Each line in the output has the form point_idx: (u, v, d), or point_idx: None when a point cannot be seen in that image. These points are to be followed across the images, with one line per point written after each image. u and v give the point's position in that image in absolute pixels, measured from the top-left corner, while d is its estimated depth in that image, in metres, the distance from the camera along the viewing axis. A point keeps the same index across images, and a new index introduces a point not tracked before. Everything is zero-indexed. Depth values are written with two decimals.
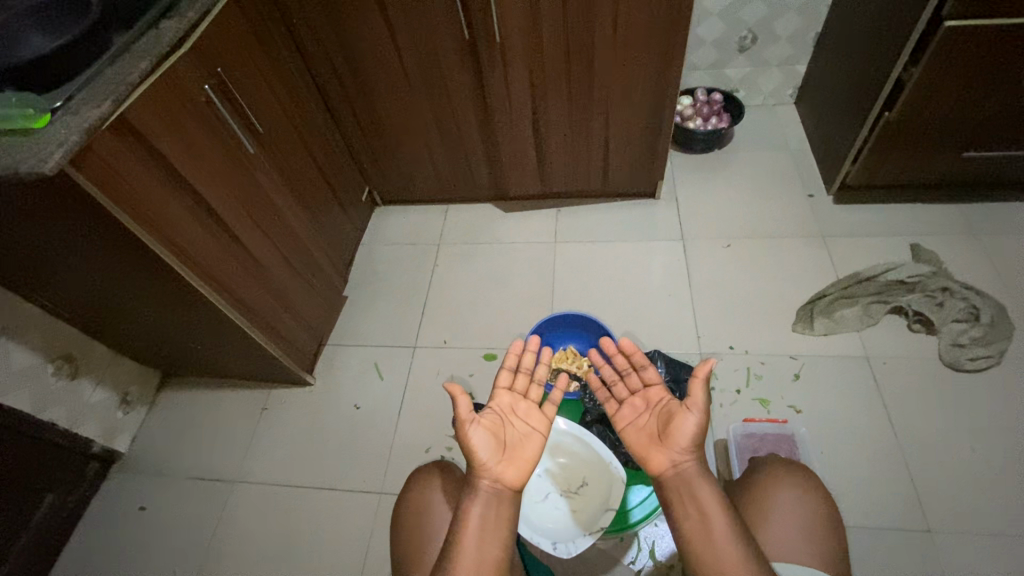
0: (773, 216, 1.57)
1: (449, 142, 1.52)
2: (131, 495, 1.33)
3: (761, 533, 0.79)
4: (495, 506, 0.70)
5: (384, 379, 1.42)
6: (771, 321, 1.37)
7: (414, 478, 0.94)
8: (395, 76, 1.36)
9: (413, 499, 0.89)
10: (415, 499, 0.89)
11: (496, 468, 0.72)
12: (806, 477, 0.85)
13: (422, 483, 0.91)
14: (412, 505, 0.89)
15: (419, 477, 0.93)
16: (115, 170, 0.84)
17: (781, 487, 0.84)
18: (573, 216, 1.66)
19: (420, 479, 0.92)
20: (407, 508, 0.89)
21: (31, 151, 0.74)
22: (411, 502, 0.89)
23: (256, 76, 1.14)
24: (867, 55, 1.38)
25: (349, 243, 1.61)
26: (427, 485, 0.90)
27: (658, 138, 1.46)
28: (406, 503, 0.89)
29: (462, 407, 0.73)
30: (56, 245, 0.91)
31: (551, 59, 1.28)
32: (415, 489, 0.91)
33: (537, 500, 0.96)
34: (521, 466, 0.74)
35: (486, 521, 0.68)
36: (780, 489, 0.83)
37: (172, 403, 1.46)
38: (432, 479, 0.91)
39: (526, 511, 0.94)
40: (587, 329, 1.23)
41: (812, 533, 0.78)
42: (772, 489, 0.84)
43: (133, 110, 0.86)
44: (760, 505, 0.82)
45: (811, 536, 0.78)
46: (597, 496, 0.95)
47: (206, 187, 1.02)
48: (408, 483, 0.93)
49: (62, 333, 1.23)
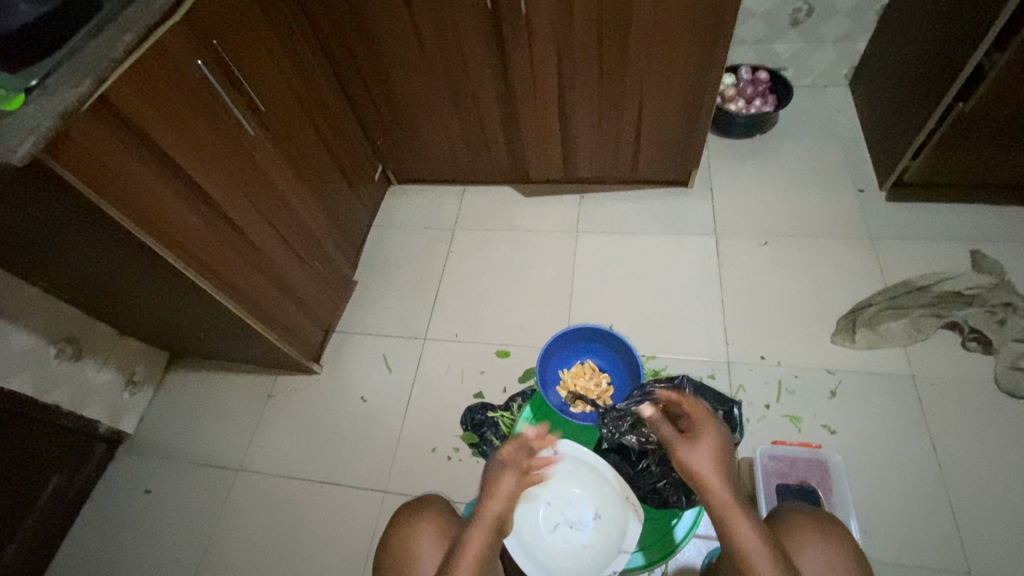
0: (817, 212, 1.44)
1: (468, 121, 1.42)
2: (137, 477, 1.32)
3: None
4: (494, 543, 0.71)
5: (392, 372, 1.37)
6: (807, 330, 1.26)
7: (404, 514, 0.82)
8: (411, 50, 1.25)
9: (399, 543, 0.78)
10: (402, 544, 0.78)
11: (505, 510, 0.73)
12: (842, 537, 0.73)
13: (412, 526, 0.79)
14: (398, 553, 0.77)
15: (409, 513, 0.82)
16: (98, 156, 0.77)
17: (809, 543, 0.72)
18: (597, 204, 1.55)
19: (410, 518, 0.81)
20: (392, 554, 0.78)
21: (2, 136, 0.67)
22: (397, 546, 0.78)
23: (259, 48, 1.05)
24: (941, 35, 1.22)
25: (359, 225, 1.54)
26: (417, 531, 0.78)
27: (696, 124, 1.33)
28: (392, 546, 0.78)
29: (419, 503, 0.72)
30: (43, 232, 0.86)
31: (582, 35, 1.15)
32: (403, 533, 0.79)
33: (543, 531, 0.90)
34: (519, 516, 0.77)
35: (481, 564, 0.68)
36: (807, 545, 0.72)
37: (179, 384, 1.44)
38: (425, 522, 0.79)
39: (533, 544, 0.87)
40: (608, 345, 1.15)
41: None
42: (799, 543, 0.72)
43: (117, 89, 0.78)
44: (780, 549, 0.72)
45: None
46: (611, 534, 0.88)
47: (201, 173, 0.95)
48: (397, 521, 0.81)
49: (65, 315, 1.20)
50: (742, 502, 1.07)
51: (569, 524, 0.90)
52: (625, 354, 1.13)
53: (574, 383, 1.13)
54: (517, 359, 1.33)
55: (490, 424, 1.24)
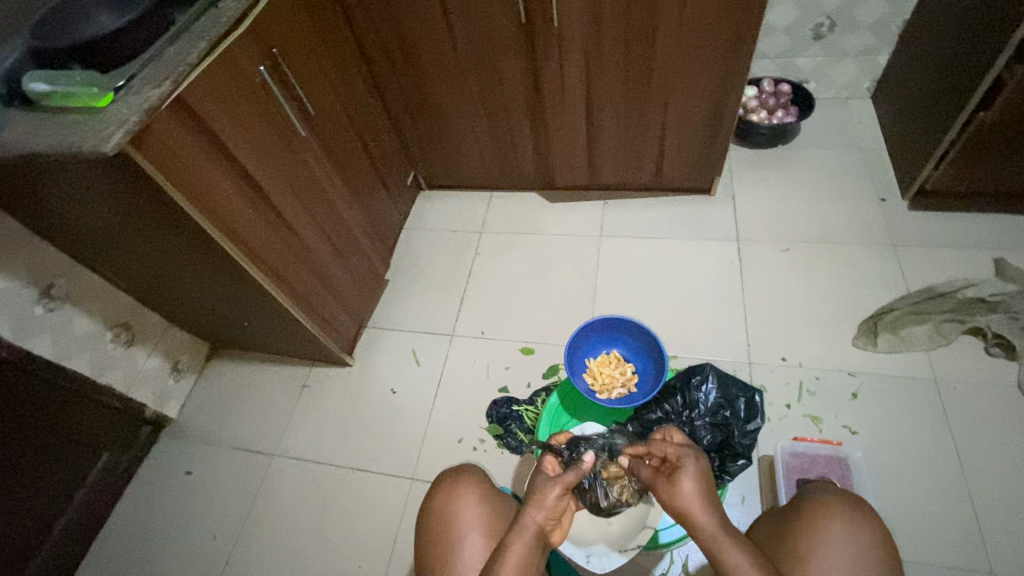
0: (838, 219, 1.47)
1: (498, 128, 1.48)
2: (178, 460, 1.39)
3: (795, 562, 0.72)
4: (536, 556, 0.67)
5: (421, 365, 1.43)
6: (829, 334, 1.28)
7: (444, 478, 0.87)
8: (447, 60, 1.32)
9: (441, 504, 0.83)
10: (444, 505, 0.83)
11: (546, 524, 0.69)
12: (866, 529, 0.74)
13: (454, 488, 0.84)
14: (440, 513, 0.82)
15: (447, 480, 0.86)
16: (173, 150, 0.85)
17: (828, 537, 0.73)
18: (621, 210, 1.60)
19: (451, 482, 0.86)
20: (435, 513, 0.83)
21: (97, 129, 0.77)
22: (440, 507, 0.83)
23: (310, 57, 1.14)
24: (959, 49, 1.26)
25: (392, 226, 1.61)
26: (459, 493, 0.83)
27: (718, 133, 1.38)
28: (434, 506, 0.84)
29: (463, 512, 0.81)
30: (117, 219, 0.95)
31: (610, 46, 1.22)
32: (443, 497, 0.84)
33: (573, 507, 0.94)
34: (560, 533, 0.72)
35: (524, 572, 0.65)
36: (823, 537, 0.73)
37: (219, 373, 1.52)
38: (462, 487, 0.84)
39: None
40: (635, 335, 1.19)
41: (858, 535, 0.73)
42: (816, 538, 0.73)
43: (192, 91, 0.86)
44: (794, 543, 0.74)
45: (858, 537, 0.73)
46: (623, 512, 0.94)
47: (258, 170, 1.03)
48: (436, 487, 0.86)
49: (121, 303, 1.29)
50: (762, 496, 1.09)
51: None
52: (650, 345, 1.17)
53: (600, 370, 1.17)
54: (542, 356, 1.38)
55: (515, 417, 1.28)
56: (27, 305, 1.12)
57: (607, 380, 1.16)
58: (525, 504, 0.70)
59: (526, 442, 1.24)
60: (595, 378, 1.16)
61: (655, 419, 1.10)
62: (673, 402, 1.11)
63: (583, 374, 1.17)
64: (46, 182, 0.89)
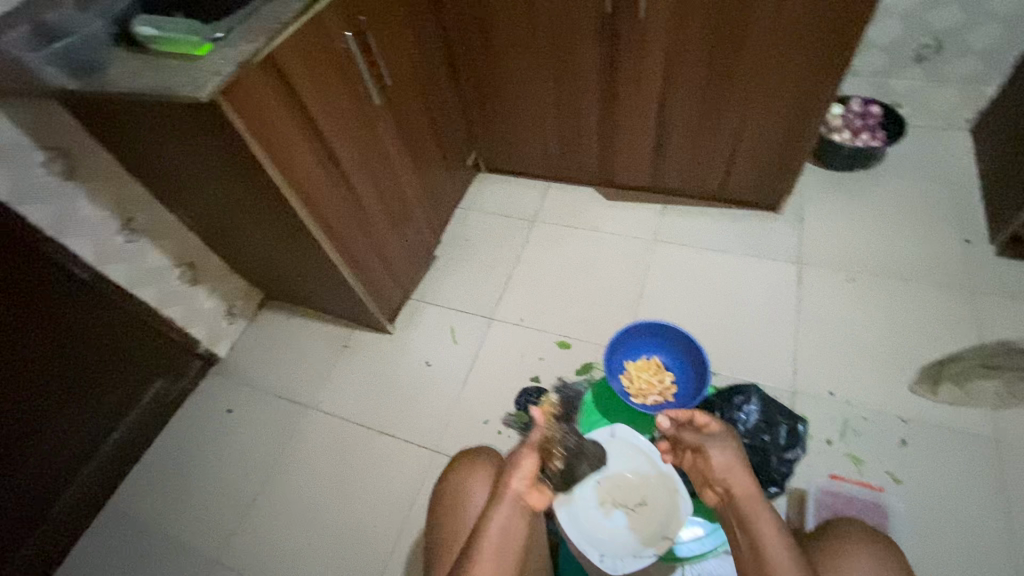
0: (913, 255, 1.38)
1: (566, 119, 1.47)
2: (221, 398, 1.47)
3: None
4: (522, 522, 0.71)
5: (457, 343, 1.45)
6: (884, 374, 1.22)
7: (463, 457, 0.89)
8: (524, 45, 1.32)
9: (455, 483, 0.85)
10: (458, 482, 0.85)
11: (525, 489, 0.73)
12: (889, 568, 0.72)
13: (469, 468, 0.86)
14: (452, 491, 0.84)
15: (464, 460, 0.88)
16: (258, 104, 0.89)
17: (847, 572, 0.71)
18: (679, 216, 1.56)
19: (468, 461, 0.87)
20: (448, 489, 0.85)
21: (194, 76, 0.83)
22: (453, 487, 0.85)
23: (393, 28, 1.16)
24: None
25: (448, 203, 1.63)
26: (472, 474, 0.85)
27: (796, 149, 1.31)
28: (449, 484, 0.86)
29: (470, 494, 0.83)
30: (198, 162, 1.01)
31: (694, 47, 1.18)
32: (457, 476, 0.86)
33: (589, 505, 0.93)
34: (546, 494, 0.76)
35: (510, 537, 0.69)
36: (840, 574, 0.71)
37: (268, 323, 1.59)
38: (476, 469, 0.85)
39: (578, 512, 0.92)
40: (680, 345, 1.17)
41: None
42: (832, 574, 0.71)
43: (282, 48, 0.90)
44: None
45: None
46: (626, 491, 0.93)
47: (331, 132, 1.06)
48: (454, 465, 0.88)
49: (190, 243, 1.38)
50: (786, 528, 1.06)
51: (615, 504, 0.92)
52: (694, 356, 1.15)
53: (638, 375, 1.15)
54: (577, 352, 1.37)
55: None
56: (109, 233, 1.21)
57: (644, 386, 1.14)
58: (501, 475, 0.75)
59: None
60: (632, 381, 1.15)
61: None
62: (710, 417, 1.07)
63: (620, 376, 1.16)
64: (142, 120, 0.95)
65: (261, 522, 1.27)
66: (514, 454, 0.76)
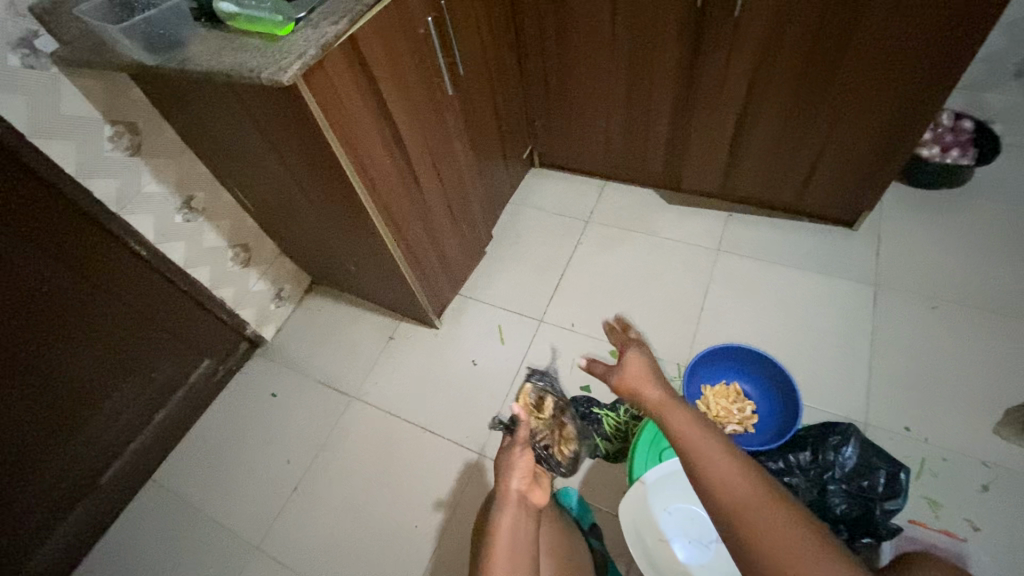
0: (1003, 285, 1.28)
1: (634, 118, 1.40)
2: (266, 381, 1.47)
3: None
4: (524, 517, 0.79)
5: (506, 344, 1.41)
6: (967, 413, 1.13)
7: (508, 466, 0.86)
8: (601, 39, 1.25)
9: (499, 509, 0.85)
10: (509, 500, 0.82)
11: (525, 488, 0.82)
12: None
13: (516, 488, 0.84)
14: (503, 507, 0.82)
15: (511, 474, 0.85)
16: (336, 90, 0.86)
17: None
18: (746, 227, 1.48)
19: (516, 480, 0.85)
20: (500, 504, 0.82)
21: (276, 57, 0.79)
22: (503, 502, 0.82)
23: (470, 16, 1.11)
24: None
25: (502, 198, 1.58)
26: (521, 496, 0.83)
27: (886, 164, 1.22)
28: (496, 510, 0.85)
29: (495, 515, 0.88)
30: (267, 145, 0.98)
31: (789, 50, 1.09)
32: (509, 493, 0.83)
33: (663, 540, 0.93)
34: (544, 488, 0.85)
35: (517, 534, 0.77)
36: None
37: (315, 308, 1.57)
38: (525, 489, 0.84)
39: (651, 548, 0.92)
40: (764, 373, 1.11)
41: None
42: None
43: (364, 33, 0.86)
44: None
45: None
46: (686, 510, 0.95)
47: (402, 120, 1.02)
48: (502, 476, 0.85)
49: (245, 224, 1.36)
50: None
51: (688, 540, 0.92)
52: (777, 386, 1.09)
53: (717, 402, 1.10)
54: None
55: (594, 420, 1.23)
56: (169, 212, 1.19)
57: (723, 414, 1.10)
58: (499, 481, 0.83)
59: (602, 449, 1.20)
60: (711, 408, 1.10)
61: (775, 470, 1.00)
62: (800, 455, 1.01)
63: (697, 401, 1.10)
64: (217, 100, 0.92)
65: (303, 509, 1.26)
66: (506, 458, 0.84)
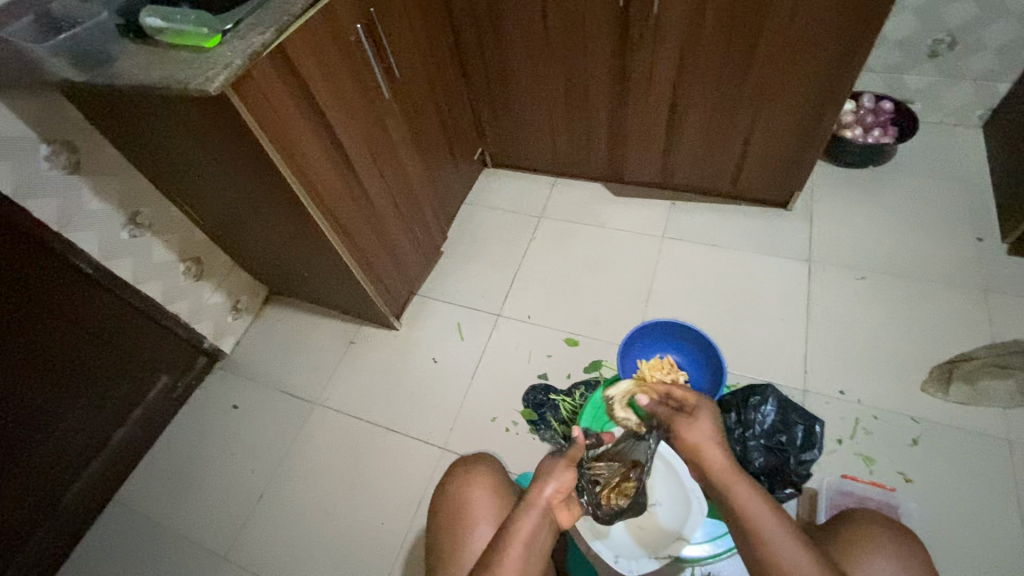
0: (924, 253, 1.37)
1: (575, 115, 1.45)
2: (227, 393, 1.47)
3: None
4: (546, 530, 0.69)
5: (465, 340, 1.44)
6: (896, 373, 1.21)
7: (459, 466, 0.91)
8: (535, 39, 1.30)
9: (454, 491, 0.86)
10: (460, 490, 0.86)
11: (557, 501, 0.70)
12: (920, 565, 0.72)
13: (467, 476, 0.87)
14: (455, 496, 0.86)
15: (463, 467, 0.90)
16: (267, 97, 0.88)
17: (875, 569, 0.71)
18: (689, 213, 1.55)
19: (465, 470, 0.89)
20: (452, 498, 0.85)
21: (204, 68, 0.81)
22: (455, 494, 0.86)
23: (403, 21, 1.14)
24: None
25: (455, 199, 1.62)
26: (472, 482, 0.86)
27: (809, 145, 1.30)
28: (449, 491, 0.87)
29: (484, 504, 0.83)
30: (206, 156, 1.00)
31: (709, 41, 1.16)
32: (459, 484, 0.87)
33: None
34: (574, 512, 0.73)
35: (532, 546, 0.66)
36: (864, 571, 0.71)
37: (274, 318, 1.58)
38: (476, 474, 0.87)
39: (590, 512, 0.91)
40: (694, 343, 1.16)
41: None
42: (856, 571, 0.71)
43: (292, 41, 0.88)
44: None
45: None
46: (654, 478, 0.95)
47: (341, 126, 1.05)
48: (452, 474, 0.90)
49: (196, 237, 1.37)
50: None
51: None
52: (708, 354, 1.15)
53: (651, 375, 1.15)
54: (586, 349, 1.36)
55: (551, 405, 1.28)
56: (114, 229, 1.19)
57: None
58: (532, 483, 0.72)
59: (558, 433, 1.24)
60: None
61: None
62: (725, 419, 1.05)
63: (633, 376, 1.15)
64: (152, 113, 0.93)
65: (270, 517, 1.27)
66: (553, 463, 0.73)
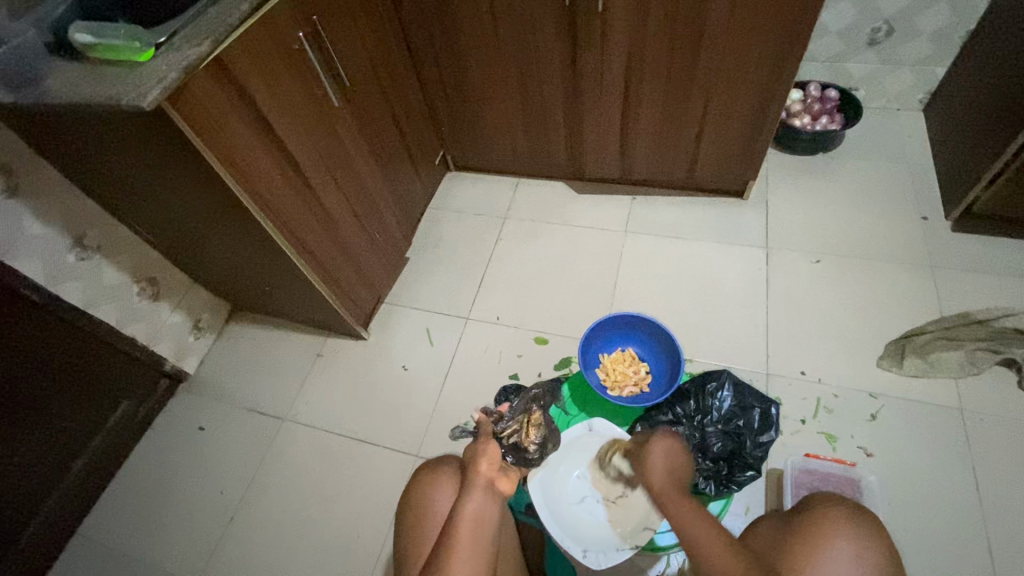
0: (875, 234, 1.41)
1: (531, 114, 1.46)
2: (193, 415, 1.43)
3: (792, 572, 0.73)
4: (490, 501, 0.76)
5: (435, 345, 1.43)
6: (854, 351, 1.25)
7: (425, 469, 0.90)
8: (486, 40, 1.30)
9: (419, 497, 0.85)
10: (426, 493, 0.85)
11: (493, 473, 0.79)
12: (868, 544, 0.74)
13: (432, 479, 0.87)
14: (421, 500, 0.85)
15: (429, 469, 0.89)
16: (208, 110, 0.86)
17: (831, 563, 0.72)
18: (650, 206, 1.57)
19: (431, 472, 0.88)
20: (418, 502, 0.85)
21: (138, 83, 0.78)
22: (420, 498, 0.85)
23: (350, 28, 1.13)
24: (1015, 70, 1.20)
25: (417, 204, 1.61)
26: (438, 485, 0.86)
27: (759, 134, 1.33)
28: (414, 497, 0.86)
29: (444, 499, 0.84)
30: (150, 173, 0.97)
31: (655, 36, 1.18)
32: (425, 487, 0.86)
33: (571, 501, 0.97)
34: (512, 477, 0.82)
35: (480, 521, 0.74)
36: (824, 553, 0.73)
37: (238, 335, 1.55)
38: (442, 477, 0.87)
39: (559, 510, 0.95)
40: (654, 335, 1.20)
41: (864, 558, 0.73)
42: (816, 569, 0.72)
43: (231, 53, 0.87)
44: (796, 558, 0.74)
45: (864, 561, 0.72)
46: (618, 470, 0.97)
47: (291, 136, 1.03)
48: (419, 478, 0.89)
49: (149, 257, 1.33)
50: (767, 507, 1.08)
51: (595, 499, 0.96)
52: (667, 345, 1.18)
53: (613, 368, 1.19)
54: (555, 347, 1.37)
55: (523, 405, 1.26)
56: (59, 252, 1.15)
57: (620, 378, 1.18)
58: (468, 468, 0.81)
59: None
60: (608, 376, 1.18)
61: (665, 421, 1.10)
62: (685, 406, 1.12)
63: (596, 370, 1.19)
64: (89, 131, 0.91)
65: (241, 539, 1.24)
66: (477, 444, 0.83)
